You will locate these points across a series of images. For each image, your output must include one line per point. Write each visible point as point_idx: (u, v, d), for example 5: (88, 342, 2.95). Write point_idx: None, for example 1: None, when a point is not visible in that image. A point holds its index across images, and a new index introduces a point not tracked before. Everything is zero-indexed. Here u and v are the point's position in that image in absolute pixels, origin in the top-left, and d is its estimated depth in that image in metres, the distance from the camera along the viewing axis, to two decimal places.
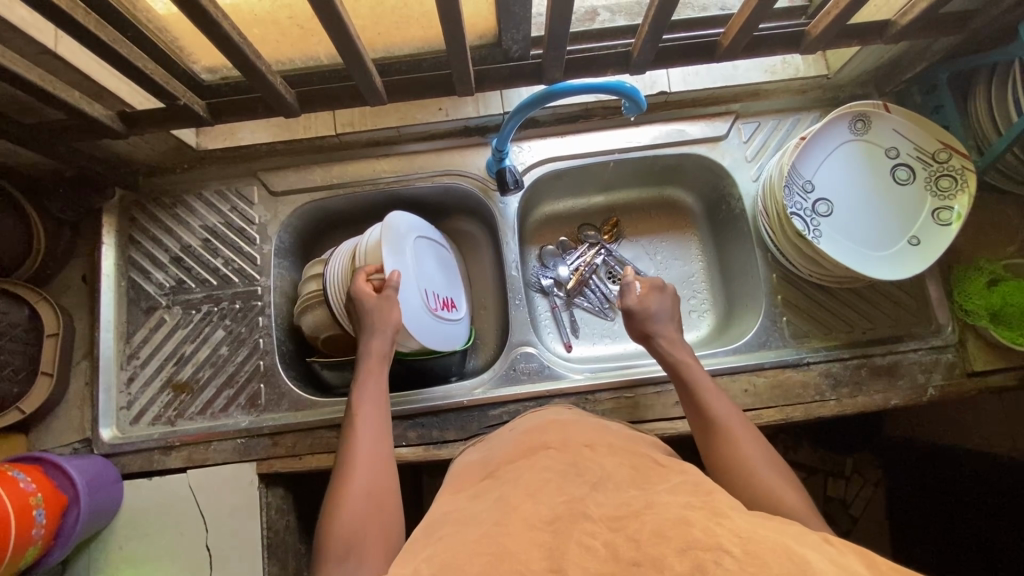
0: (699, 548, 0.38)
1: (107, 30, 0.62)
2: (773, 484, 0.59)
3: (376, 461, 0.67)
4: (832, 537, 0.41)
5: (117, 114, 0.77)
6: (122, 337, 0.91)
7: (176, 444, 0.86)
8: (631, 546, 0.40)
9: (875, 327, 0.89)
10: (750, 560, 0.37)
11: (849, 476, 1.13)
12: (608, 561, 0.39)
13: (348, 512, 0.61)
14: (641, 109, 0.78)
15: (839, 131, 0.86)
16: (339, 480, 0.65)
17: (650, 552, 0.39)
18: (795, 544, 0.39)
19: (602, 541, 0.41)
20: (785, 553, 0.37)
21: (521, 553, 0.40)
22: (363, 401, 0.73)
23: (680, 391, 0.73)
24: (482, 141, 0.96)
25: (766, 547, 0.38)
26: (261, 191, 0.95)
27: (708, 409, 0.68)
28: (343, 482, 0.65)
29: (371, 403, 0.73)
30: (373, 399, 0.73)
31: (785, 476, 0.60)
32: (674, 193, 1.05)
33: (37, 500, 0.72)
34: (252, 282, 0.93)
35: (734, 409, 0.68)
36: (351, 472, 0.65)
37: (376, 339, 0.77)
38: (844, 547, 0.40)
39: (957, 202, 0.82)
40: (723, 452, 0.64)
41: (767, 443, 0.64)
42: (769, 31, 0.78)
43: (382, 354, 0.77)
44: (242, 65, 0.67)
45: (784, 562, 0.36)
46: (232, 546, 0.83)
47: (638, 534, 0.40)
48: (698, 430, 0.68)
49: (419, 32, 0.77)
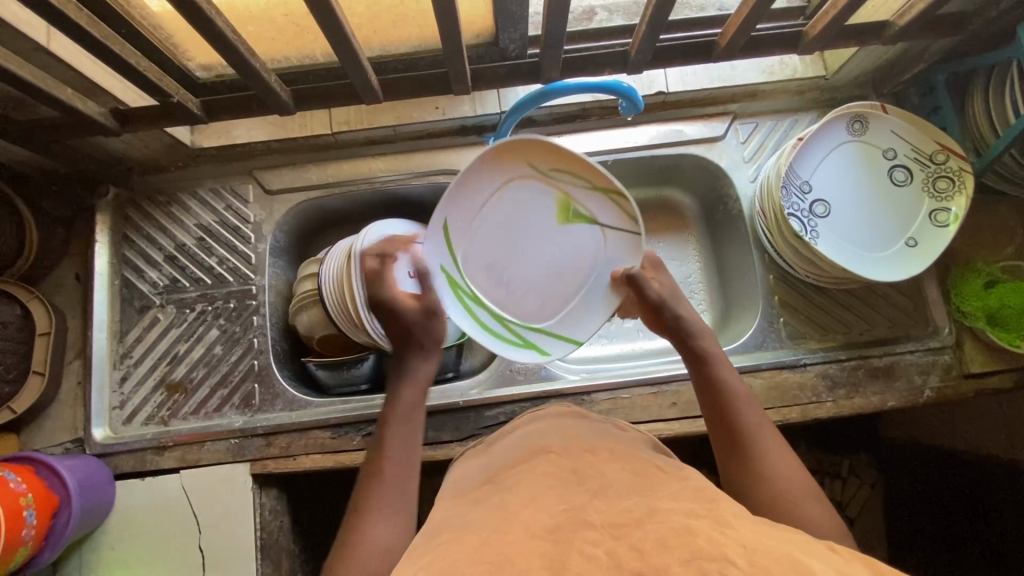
0: (705, 559, 0.37)
1: (99, 26, 0.61)
2: (799, 502, 0.55)
3: (399, 499, 0.59)
4: (837, 544, 0.41)
5: (111, 112, 0.76)
6: (114, 336, 0.90)
7: (169, 444, 0.86)
8: (636, 557, 0.39)
9: (872, 329, 0.88)
10: (755, 571, 0.36)
11: (846, 477, 1.12)
12: (610, 570, 0.38)
13: (363, 563, 0.53)
14: (639, 109, 0.78)
15: (836, 132, 0.85)
16: (358, 522, 0.57)
17: (654, 562, 0.38)
18: (801, 554, 0.38)
19: (605, 549, 0.40)
20: (790, 563, 0.37)
21: (522, 560, 0.40)
22: (395, 434, 0.63)
23: (700, 383, 0.65)
24: (479, 140, 0.95)
25: (771, 558, 0.37)
26: (256, 190, 0.94)
27: (729, 408, 0.62)
28: (361, 525, 0.56)
29: (406, 435, 0.63)
30: (406, 425, 0.63)
31: (807, 484, 0.56)
32: (672, 194, 1.05)
33: (26, 500, 0.71)
34: (247, 281, 0.92)
35: (752, 402, 0.62)
36: (371, 514, 0.57)
37: (420, 363, 0.68)
38: (849, 554, 0.39)
39: (955, 203, 0.82)
40: (745, 459, 0.59)
41: (786, 442, 0.60)
42: (767, 32, 0.78)
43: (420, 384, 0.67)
44: (236, 63, 0.66)
45: (788, 571, 0.36)
46: (226, 548, 0.82)
47: (641, 544, 0.40)
48: (715, 430, 0.62)
49: (415, 31, 0.77)
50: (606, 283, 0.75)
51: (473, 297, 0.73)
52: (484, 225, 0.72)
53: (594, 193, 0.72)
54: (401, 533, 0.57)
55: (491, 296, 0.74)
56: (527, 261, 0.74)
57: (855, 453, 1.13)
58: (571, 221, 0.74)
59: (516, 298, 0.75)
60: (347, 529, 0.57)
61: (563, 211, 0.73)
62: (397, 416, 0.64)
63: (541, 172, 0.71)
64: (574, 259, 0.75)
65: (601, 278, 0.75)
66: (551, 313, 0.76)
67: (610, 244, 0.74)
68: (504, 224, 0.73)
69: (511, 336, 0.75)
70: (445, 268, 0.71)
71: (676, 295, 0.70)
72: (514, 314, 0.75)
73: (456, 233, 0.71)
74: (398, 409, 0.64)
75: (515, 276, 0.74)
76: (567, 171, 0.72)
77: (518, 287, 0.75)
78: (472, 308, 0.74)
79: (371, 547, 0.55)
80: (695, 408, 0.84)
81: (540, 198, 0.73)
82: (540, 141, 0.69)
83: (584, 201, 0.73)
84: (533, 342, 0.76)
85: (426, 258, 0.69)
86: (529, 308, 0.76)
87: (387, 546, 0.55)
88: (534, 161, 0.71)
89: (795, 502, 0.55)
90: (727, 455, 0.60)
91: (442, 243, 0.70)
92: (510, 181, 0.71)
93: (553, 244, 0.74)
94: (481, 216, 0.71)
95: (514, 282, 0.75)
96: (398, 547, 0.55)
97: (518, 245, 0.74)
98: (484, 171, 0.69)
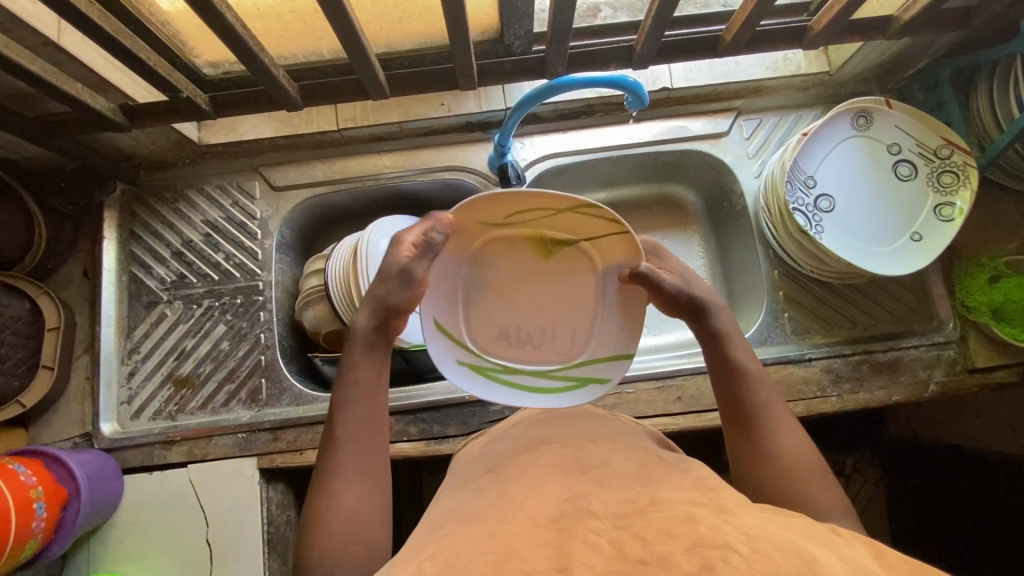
0: (708, 547, 0.37)
1: (109, 21, 0.62)
2: (810, 487, 0.55)
3: (365, 462, 0.58)
4: (840, 530, 0.41)
5: (120, 108, 0.77)
6: (122, 332, 0.91)
7: (176, 439, 0.86)
8: (639, 545, 0.39)
9: (876, 323, 0.89)
10: (758, 557, 0.36)
11: (849, 474, 1.17)
12: (614, 558, 0.38)
13: (337, 537, 0.53)
14: (644, 103, 0.78)
15: (841, 127, 0.86)
16: (321, 488, 0.56)
17: (657, 550, 0.38)
18: (805, 542, 0.38)
19: (608, 538, 0.40)
20: (793, 551, 0.37)
21: (527, 549, 0.40)
22: (351, 398, 0.60)
23: (715, 364, 0.64)
24: (483, 136, 0.95)
25: (774, 545, 0.37)
26: (262, 186, 0.95)
27: (740, 384, 0.62)
28: (328, 491, 0.56)
29: (362, 400, 0.60)
30: (364, 390, 0.61)
31: (817, 466, 0.57)
32: (675, 189, 1.05)
33: (36, 493, 0.72)
34: (253, 277, 0.93)
35: (763, 377, 0.62)
36: (340, 483, 0.56)
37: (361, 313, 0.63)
38: (852, 539, 0.40)
39: (959, 198, 0.83)
40: (754, 434, 0.59)
41: (795, 418, 0.60)
42: (770, 28, 0.78)
43: (365, 342, 0.62)
44: (245, 57, 0.66)
45: (791, 559, 0.36)
46: (233, 542, 0.83)
47: (644, 533, 0.40)
48: (725, 404, 0.62)
49: (421, 27, 0.77)
50: (615, 295, 0.66)
51: (504, 368, 0.68)
52: (483, 303, 0.67)
53: (561, 216, 0.63)
54: (369, 496, 0.56)
55: (526, 356, 0.68)
56: (545, 306, 0.67)
57: (856, 451, 1.17)
58: (554, 252, 0.65)
59: (549, 344, 0.68)
60: (314, 496, 0.56)
61: (540, 246, 0.65)
62: (350, 382, 0.61)
63: (498, 222, 0.64)
64: (585, 283, 0.66)
65: (610, 294, 0.66)
66: (587, 342, 0.67)
67: (604, 255, 0.65)
68: (493, 279, 0.66)
69: (553, 380, 0.68)
70: (461, 360, 0.66)
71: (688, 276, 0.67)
72: (556, 358, 0.68)
73: (450, 319, 0.66)
74: (344, 369, 0.62)
75: (543, 319, 0.67)
76: (526, 212, 0.63)
77: (545, 332, 0.68)
78: (507, 379, 0.67)
79: (338, 513, 0.54)
80: (700, 403, 0.84)
81: (513, 243, 0.65)
82: (482, 198, 0.60)
83: (560, 228, 0.64)
84: (584, 376, 0.67)
85: (441, 367, 0.64)
86: (563, 348, 0.68)
87: (352, 510, 0.55)
88: (484, 218, 0.63)
89: (803, 480, 0.56)
90: (736, 430, 0.61)
91: (441, 342, 0.65)
92: (472, 245, 0.64)
93: (552, 283, 0.67)
94: (474, 290, 0.66)
95: (539, 333, 0.68)
96: (366, 511, 0.55)
97: (523, 296, 0.67)
98: (449, 250, 0.64)
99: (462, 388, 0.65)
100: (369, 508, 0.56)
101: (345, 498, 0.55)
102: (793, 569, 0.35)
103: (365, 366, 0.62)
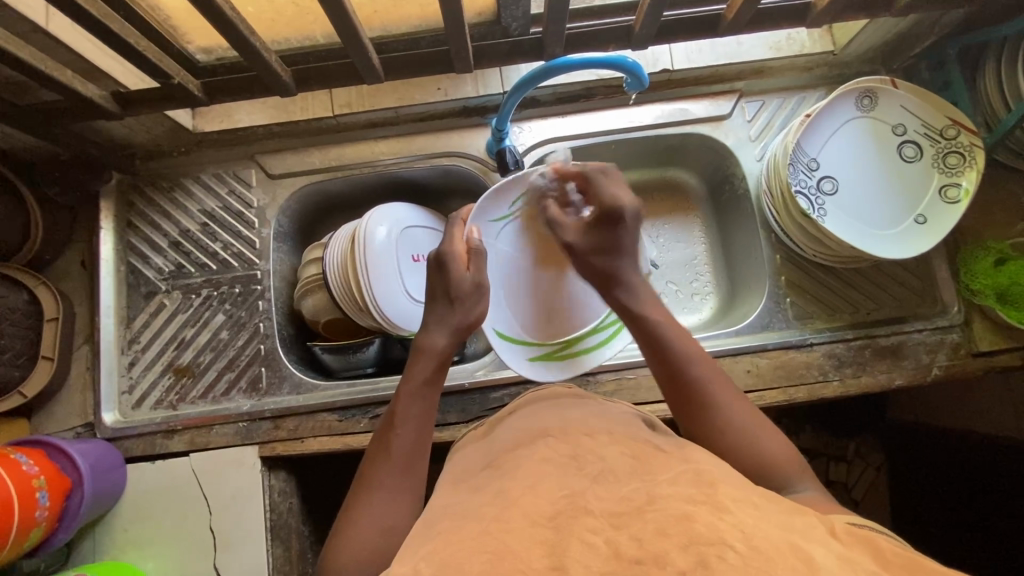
0: (703, 544, 0.37)
1: (97, 5, 0.61)
2: (765, 449, 0.56)
3: (406, 479, 0.59)
4: (834, 530, 0.41)
5: (112, 95, 0.76)
6: (122, 323, 0.91)
7: (178, 428, 0.86)
8: (634, 545, 0.39)
9: (879, 308, 0.88)
10: (753, 555, 0.36)
11: (851, 459, 1.14)
12: (610, 559, 0.38)
13: (364, 540, 0.54)
14: (644, 85, 0.76)
15: (844, 108, 0.84)
16: (360, 498, 0.58)
17: (652, 549, 0.38)
18: (801, 540, 0.38)
19: (604, 538, 0.40)
20: (791, 549, 0.37)
21: (522, 549, 0.40)
22: (411, 412, 0.63)
23: (645, 342, 0.65)
24: (482, 122, 0.94)
25: (770, 543, 0.37)
26: (259, 174, 0.94)
27: (674, 362, 0.62)
28: (367, 497, 0.58)
29: (416, 417, 0.62)
30: (423, 407, 0.63)
31: (763, 435, 0.57)
32: (677, 174, 1.04)
33: (40, 482, 0.72)
34: (252, 266, 0.92)
35: (701, 354, 0.63)
36: (378, 490, 0.58)
37: (437, 333, 0.68)
38: (849, 540, 0.39)
39: (966, 179, 0.81)
40: (699, 404, 0.60)
41: (740, 392, 0.60)
42: (773, 5, 0.76)
43: (439, 358, 0.67)
44: (237, 42, 0.65)
45: (788, 558, 0.36)
46: (235, 529, 0.83)
47: (640, 533, 0.40)
48: (662, 382, 0.63)
49: (416, 9, 0.76)
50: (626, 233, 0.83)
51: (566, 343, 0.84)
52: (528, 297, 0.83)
53: None
54: (402, 514, 0.57)
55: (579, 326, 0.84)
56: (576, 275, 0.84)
57: (858, 435, 1.15)
58: None
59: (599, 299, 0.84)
60: (353, 499, 0.58)
61: None
62: (414, 396, 0.64)
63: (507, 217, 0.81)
64: None
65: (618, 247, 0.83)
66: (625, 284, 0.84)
67: None
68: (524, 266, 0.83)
69: (609, 327, 0.84)
70: (531, 356, 0.82)
71: (614, 250, 0.69)
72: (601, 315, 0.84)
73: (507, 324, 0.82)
74: (412, 384, 0.64)
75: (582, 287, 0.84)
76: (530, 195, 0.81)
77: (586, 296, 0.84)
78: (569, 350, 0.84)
79: (373, 522, 0.56)
80: None
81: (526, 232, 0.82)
82: (498, 187, 0.78)
83: None
84: None
85: (517, 368, 0.81)
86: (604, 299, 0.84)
87: (388, 523, 0.56)
88: (494, 216, 0.80)
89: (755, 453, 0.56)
90: (679, 406, 0.61)
91: (510, 348, 0.81)
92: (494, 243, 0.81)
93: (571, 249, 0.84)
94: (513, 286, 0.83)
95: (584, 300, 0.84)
96: (399, 526, 0.56)
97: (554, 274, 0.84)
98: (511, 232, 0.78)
99: (541, 376, 0.82)
100: (403, 526, 0.56)
101: (379, 506, 0.57)
102: (788, 567, 0.35)
103: (428, 388, 0.64)
